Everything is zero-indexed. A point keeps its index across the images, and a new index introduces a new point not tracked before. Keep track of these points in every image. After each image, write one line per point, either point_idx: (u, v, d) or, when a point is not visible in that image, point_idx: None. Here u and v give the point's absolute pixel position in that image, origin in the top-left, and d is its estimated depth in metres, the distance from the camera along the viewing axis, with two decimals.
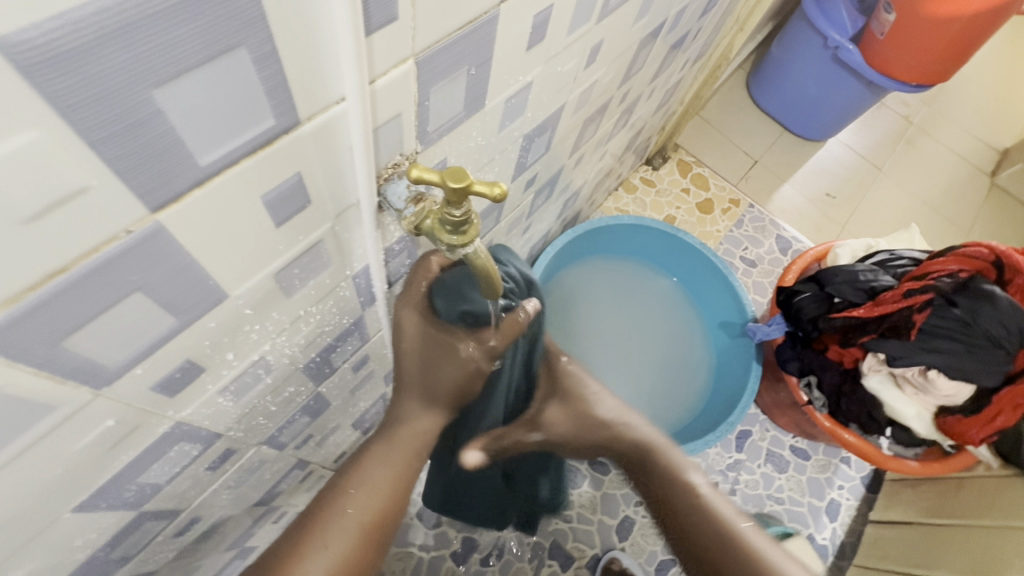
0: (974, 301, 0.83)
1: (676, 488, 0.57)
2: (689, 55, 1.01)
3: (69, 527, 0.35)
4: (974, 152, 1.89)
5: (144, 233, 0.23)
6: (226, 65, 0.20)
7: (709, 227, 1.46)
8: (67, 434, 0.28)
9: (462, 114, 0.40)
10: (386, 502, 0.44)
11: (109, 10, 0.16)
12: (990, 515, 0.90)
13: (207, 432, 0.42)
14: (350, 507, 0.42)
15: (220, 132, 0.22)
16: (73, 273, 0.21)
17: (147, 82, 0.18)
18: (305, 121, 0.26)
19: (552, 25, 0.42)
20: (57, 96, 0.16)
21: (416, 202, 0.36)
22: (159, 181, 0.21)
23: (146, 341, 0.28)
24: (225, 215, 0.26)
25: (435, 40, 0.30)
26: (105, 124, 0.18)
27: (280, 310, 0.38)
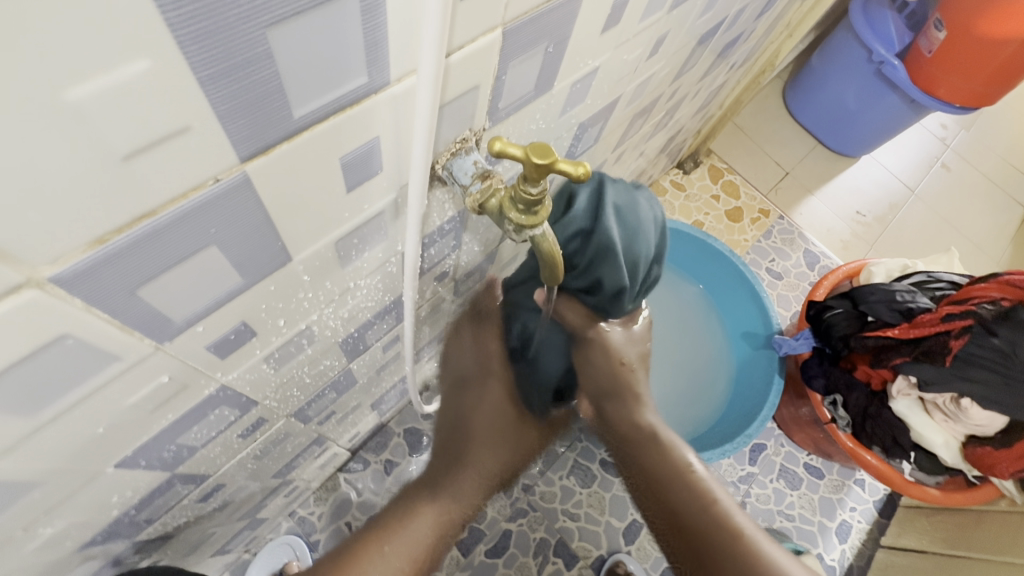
0: (1016, 331, 0.80)
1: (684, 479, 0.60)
2: (736, 59, 0.99)
3: (108, 483, 0.35)
4: (1010, 180, 1.85)
5: (229, 183, 0.22)
6: (336, 10, 0.19)
7: (737, 235, 1.44)
8: (124, 387, 0.28)
9: (531, 93, 0.38)
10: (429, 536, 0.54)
11: None
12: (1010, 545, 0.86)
13: (246, 399, 0.41)
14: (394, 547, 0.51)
15: (317, 83, 0.21)
16: (159, 219, 0.21)
17: (262, 20, 0.17)
18: (393, 83, 0.25)
19: (628, 9, 0.41)
20: (176, 25, 0.16)
21: (483, 178, 0.34)
22: (253, 129, 0.21)
23: (210, 299, 0.27)
24: (305, 173, 0.25)
25: (524, 11, 0.29)
26: (216, 62, 0.17)
27: (333, 280, 0.37)
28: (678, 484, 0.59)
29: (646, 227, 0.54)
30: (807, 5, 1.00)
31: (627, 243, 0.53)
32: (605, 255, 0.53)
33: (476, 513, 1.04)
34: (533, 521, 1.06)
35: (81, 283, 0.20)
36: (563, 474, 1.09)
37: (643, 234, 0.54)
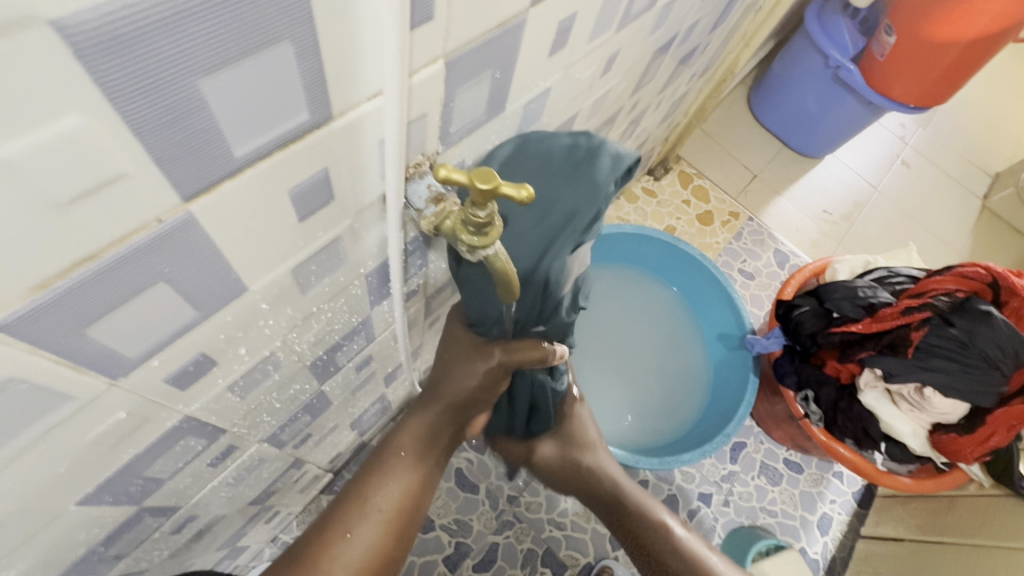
0: (972, 322, 0.83)
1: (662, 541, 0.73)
2: (696, 69, 1.02)
3: (72, 521, 0.35)
4: (967, 176, 1.92)
5: (175, 223, 0.22)
6: (269, 56, 0.20)
7: (708, 239, 1.47)
8: (79, 426, 0.28)
9: (483, 116, 0.40)
10: (401, 493, 0.50)
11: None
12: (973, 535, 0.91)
13: (212, 428, 0.41)
14: (376, 498, 0.49)
15: (255, 124, 0.22)
16: (105, 261, 0.21)
17: (193, 71, 0.18)
18: (337, 117, 0.26)
19: (574, 32, 0.42)
20: (106, 82, 0.16)
21: (437, 202, 0.35)
22: (194, 171, 0.21)
23: (164, 333, 0.28)
24: (253, 207, 0.26)
25: (466, 41, 0.31)
26: (149, 111, 0.18)
27: (294, 306, 0.37)
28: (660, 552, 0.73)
29: (560, 152, 0.47)
30: (761, 15, 1.04)
31: (542, 178, 0.46)
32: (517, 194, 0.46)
33: (462, 528, 1.04)
34: (520, 532, 1.06)
35: (28, 326, 0.21)
36: None
37: (556, 160, 0.47)
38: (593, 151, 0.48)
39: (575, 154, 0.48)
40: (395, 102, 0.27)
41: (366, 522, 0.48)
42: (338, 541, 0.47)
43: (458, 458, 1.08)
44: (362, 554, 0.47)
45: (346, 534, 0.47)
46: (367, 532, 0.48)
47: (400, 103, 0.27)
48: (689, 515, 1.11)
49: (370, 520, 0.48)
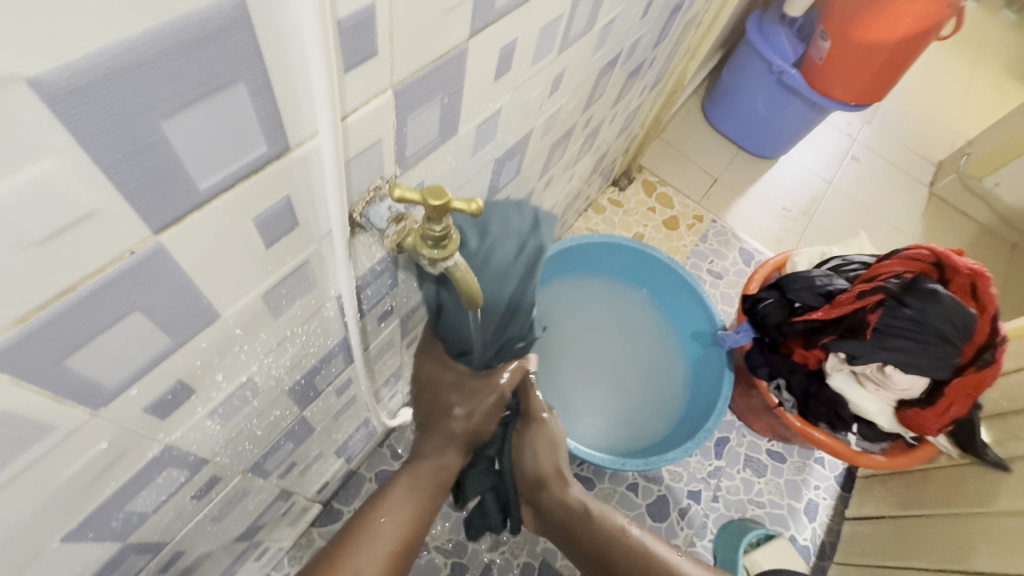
0: (922, 300, 0.88)
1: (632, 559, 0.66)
2: (647, 82, 1.08)
3: (56, 560, 0.35)
4: (913, 165, 2.03)
5: (145, 254, 0.24)
6: (225, 97, 0.23)
7: (675, 242, 1.53)
8: (59, 458, 0.29)
9: (436, 138, 0.42)
10: (405, 528, 0.57)
11: (127, 52, 0.18)
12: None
13: (194, 458, 0.42)
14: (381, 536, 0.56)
15: (217, 159, 0.24)
16: (81, 292, 0.23)
17: (155, 114, 0.20)
18: (293, 148, 0.28)
19: (516, 58, 0.46)
20: (75, 127, 0.18)
21: (398, 221, 0.39)
22: (162, 205, 0.23)
23: (142, 361, 0.29)
24: (221, 235, 0.28)
25: (412, 71, 0.33)
26: (117, 152, 0.20)
27: (267, 330, 0.39)
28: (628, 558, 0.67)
29: (513, 216, 0.56)
30: (702, 29, 1.11)
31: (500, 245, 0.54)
32: (493, 252, 0.53)
33: (456, 548, 1.04)
34: (514, 547, 1.06)
35: (11, 356, 0.22)
36: None
37: (513, 222, 0.56)
38: (537, 218, 0.58)
39: (524, 217, 0.57)
40: (329, 141, 0.29)
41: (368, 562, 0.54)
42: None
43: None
44: None
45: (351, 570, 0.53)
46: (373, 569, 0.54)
47: (335, 141, 0.29)
48: (680, 513, 1.13)
49: (376, 558, 0.54)
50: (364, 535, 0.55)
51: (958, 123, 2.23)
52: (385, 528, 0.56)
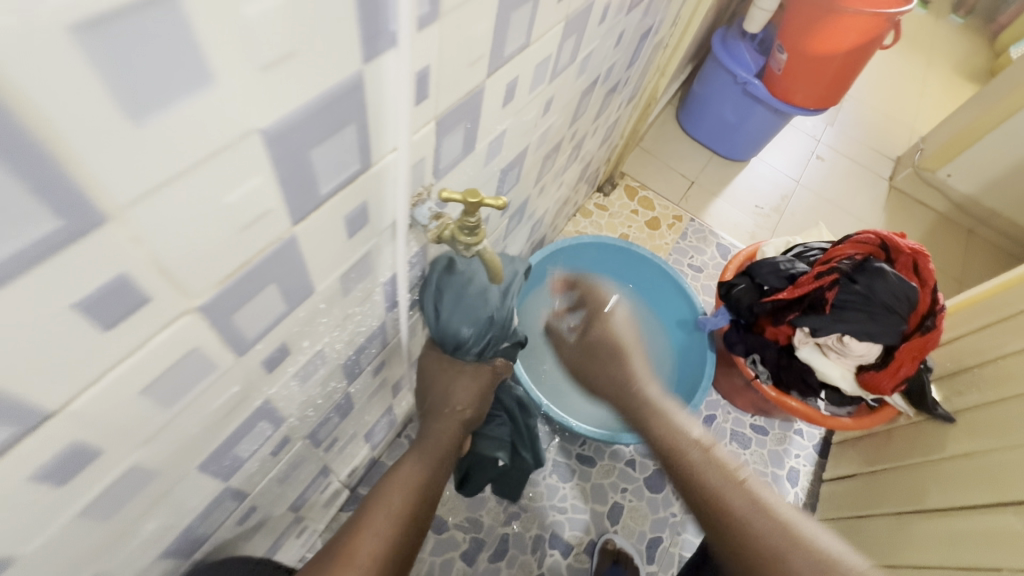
0: (870, 277, 1.02)
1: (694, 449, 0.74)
2: (624, 97, 1.21)
3: (189, 488, 0.45)
4: (874, 162, 2.20)
5: (285, 240, 0.36)
6: (344, 132, 0.34)
7: (658, 241, 1.66)
8: (212, 395, 0.39)
9: (460, 154, 0.54)
10: (419, 494, 0.59)
11: (306, 109, 0.30)
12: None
13: (278, 415, 0.53)
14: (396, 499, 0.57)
15: (332, 173, 0.36)
16: (251, 266, 0.34)
17: (309, 146, 0.32)
18: (373, 164, 0.40)
19: (518, 89, 0.58)
20: (276, 157, 0.30)
21: (437, 219, 0.50)
22: (300, 205, 0.35)
23: (268, 322, 0.40)
24: (325, 228, 0.39)
25: (448, 105, 0.45)
26: (289, 170, 0.32)
27: (338, 307, 0.50)
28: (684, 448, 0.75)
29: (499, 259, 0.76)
30: (669, 49, 1.25)
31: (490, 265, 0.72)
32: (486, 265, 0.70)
33: (473, 525, 1.14)
34: (526, 521, 1.16)
35: (211, 308, 0.33)
36: (547, 474, 1.22)
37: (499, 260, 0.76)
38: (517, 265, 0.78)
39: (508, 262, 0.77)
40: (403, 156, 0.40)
41: (383, 523, 0.55)
42: (366, 536, 0.54)
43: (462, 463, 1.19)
44: (382, 550, 0.53)
45: (368, 530, 0.54)
46: (390, 528, 0.55)
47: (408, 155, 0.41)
48: None
49: (391, 518, 0.55)
50: (380, 500, 0.57)
51: (913, 121, 2.41)
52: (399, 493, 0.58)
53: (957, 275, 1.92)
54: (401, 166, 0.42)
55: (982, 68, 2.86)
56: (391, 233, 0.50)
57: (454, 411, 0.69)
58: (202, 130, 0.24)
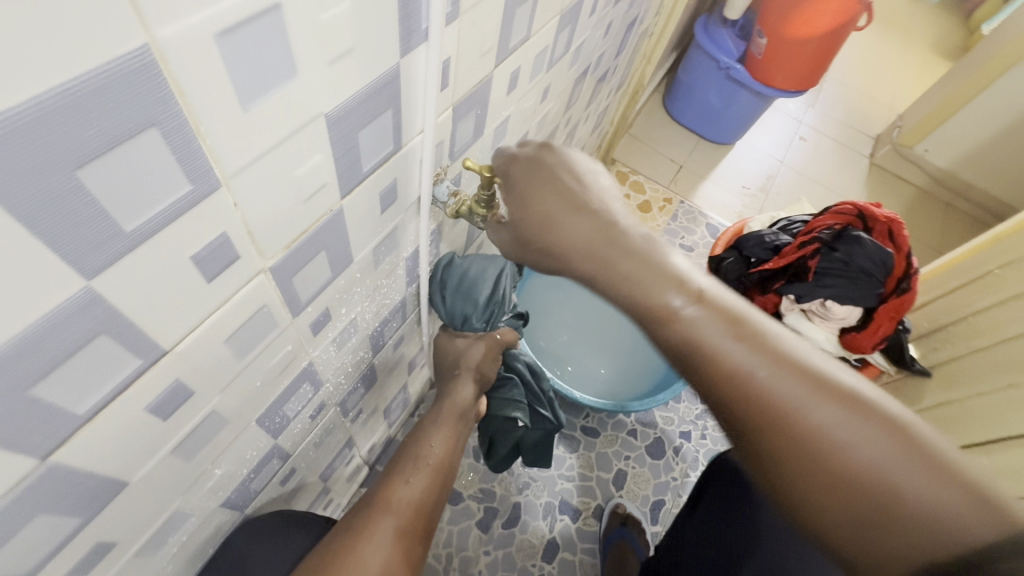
0: (849, 245, 1.09)
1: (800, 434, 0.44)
2: (613, 85, 1.27)
3: (248, 440, 0.51)
4: (855, 140, 2.27)
5: (335, 212, 0.42)
6: (383, 117, 0.40)
7: (650, 223, 1.73)
8: (271, 351, 0.45)
9: (471, 139, 0.60)
10: (444, 451, 0.65)
11: (356, 96, 0.36)
12: (1006, 425, 0.89)
13: (317, 379, 0.59)
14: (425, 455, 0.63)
15: (373, 153, 0.42)
16: (309, 233, 0.40)
17: (357, 128, 0.38)
18: (403, 146, 0.46)
19: (520, 78, 0.64)
20: (333, 137, 0.36)
21: (456, 195, 0.57)
22: (348, 181, 0.41)
23: (316, 287, 0.46)
24: (364, 203, 0.45)
25: (463, 93, 0.51)
26: (341, 150, 0.38)
27: (370, 278, 0.56)
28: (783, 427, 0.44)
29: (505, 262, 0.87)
30: (654, 38, 1.31)
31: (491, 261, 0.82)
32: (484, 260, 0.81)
33: (487, 495, 1.21)
34: (536, 489, 1.23)
35: (278, 270, 0.39)
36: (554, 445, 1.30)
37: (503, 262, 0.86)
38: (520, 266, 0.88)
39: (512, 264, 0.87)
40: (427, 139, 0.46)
41: (417, 474, 0.60)
42: (402, 484, 0.58)
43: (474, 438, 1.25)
44: (417, 494, 0.58)
45: (403, 479, 0.59)
46: (422, 477, 0.60)
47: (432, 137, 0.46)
48: (674, 451, 1.33)
49: (422, 469, 0.61)
50: (409, 457, 0.62)
51: (891, 100, 2.49)
52: (426, 451, 0.63)
53: (937, 245, 2.00)
54: (425, 149, 0.48)
55: (956, 46, 2.94)
56: (414, 211, 0.56)
57: (471, 377, 0.75)
58: (287, 113, 0.30)
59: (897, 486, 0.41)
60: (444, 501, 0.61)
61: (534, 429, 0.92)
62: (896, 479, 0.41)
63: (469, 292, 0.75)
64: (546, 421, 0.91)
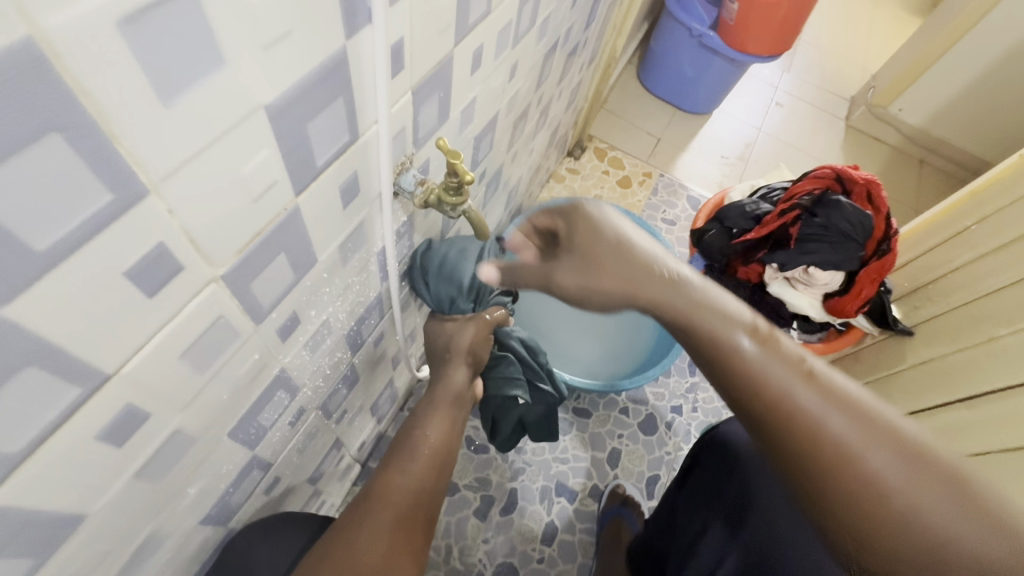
0: (828, 210, 1.09)
1: (852, 478, 0.44)
2: (584, 59, 1.24)
3: (223, 454, 0.49)
4: (830, 103, 2.26)
5: (290, 210, 0.39)
6: (334, 107, 0.38)
7: (631, 198, 1.71)
8: (237, 362, 0.43)
9: (436, 124, 0.57)
10: (440, 434, 0.64)
11: (299, 86, 0.33)
12: (986, 377, 0.90)
13: (293, 385, 0.57)
14: (423, 438, 0.62)
15: (326, 145, 0.39)
16: (262, 236, 0.37)
17: (305, 120, 0.35)
18: (360, 136, 0.43)
19: (483, 56, 0.61)
20: (277, 132, 0.33)
21: (422, 183, 0.54)
22: (300, 177, 0.38)
23: (280, 291, 0.44)
24: (323, 199, 0.43)
25: (422, 76, 0.48)
26: (288, 144, 0.35)
27: (340, 276, 0.54)
28: (836, 465, 0.44)
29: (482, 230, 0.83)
30: (624, 7, 1.27)
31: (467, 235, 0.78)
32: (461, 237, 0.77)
33: (483, 483, 1.20)
34: (531, 474, 1.23)
35: (232, 277, 0.36)
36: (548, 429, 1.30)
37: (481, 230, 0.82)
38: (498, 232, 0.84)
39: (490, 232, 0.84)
40: (384, 127, 0.44)
41: (414, 460, 0.59)
42: (398, 470, 0.57)
43: (467, 427, 1.25)
44: (415, 479, 0.57)
45: (401, 466, 0.58)
46: (421, 462, 0.59)
47: (389, 126, 0.44)
48: (666, 426, 1.34)
49: (420, 455, 0.60)
50: (407, 443, 0.61)
51: (865, 60, 2.48)
52: (425, 434, 0.62)
53: (913, 204, 2.02)
54: (386, 136, 0.46)
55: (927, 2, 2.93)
56: (382, 203, 0.53)
57: (455, 369, 0.74)
58: (218, 107, 0.28)
59: (937, 535, 0.41)
60: (444, 485, 0.60)
61: (535, 405, 0.90)
62: (959, 536, 0.40)
63: (451, 277, 0.73)
64: (546, 395, 0.88)
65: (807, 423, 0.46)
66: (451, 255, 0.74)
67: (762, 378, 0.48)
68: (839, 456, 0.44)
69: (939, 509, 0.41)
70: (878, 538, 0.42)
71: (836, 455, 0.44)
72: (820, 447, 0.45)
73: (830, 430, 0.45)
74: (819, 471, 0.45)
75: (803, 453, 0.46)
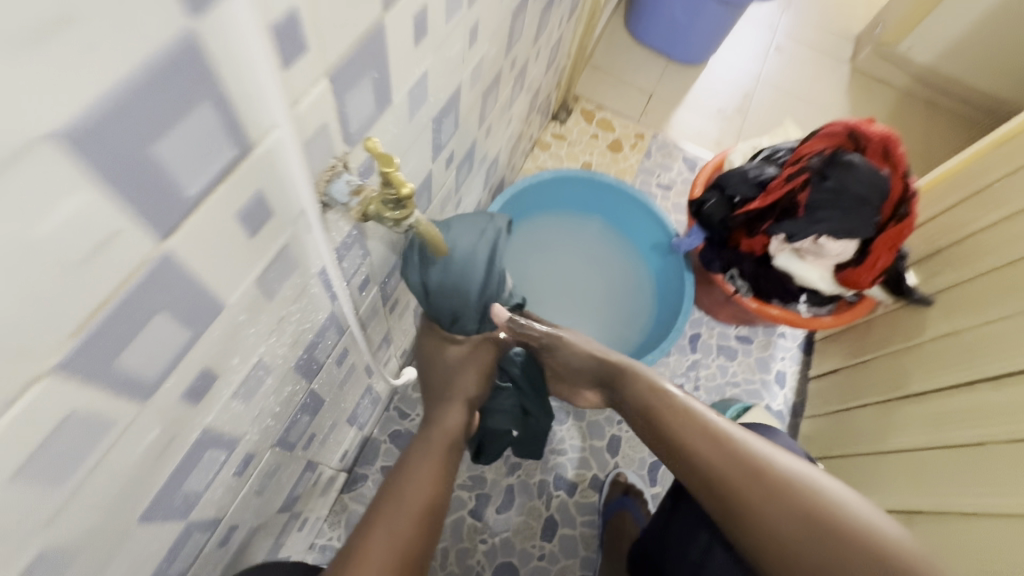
0: (840, 172, 0.98)
1: (767, 515, 0.63)
2: (564, 11, 1.09)
3: (139, 539, 0.41)
4: (834, 44, 2.09)
5: (158, 260, 0.29)
6: (196, 114, 0.27)
7: (623, 164, 1.58)
8: (125, 448, 0.34)
9: (374, 112, 0.46)
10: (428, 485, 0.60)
11: (118, 94, 0.22)
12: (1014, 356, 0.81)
13: (228, 438, 0.48)
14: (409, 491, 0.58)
15: (198, 168, 0.29)
16: (116, 302, 0.27)
17: (147, 141, 0.25)
18: (255, 146, 0.32)
19: (430, 21, 0.49)
20: (95, 164, 0.23)
21: (358, 192, 0.43)
22: (163, 215, 0.28)
23: (171, 355, 0.34)
24: (213, 234, 0.32)
25: (340, 55, 0.37)
26: (124, 176, 0.24)
27: (267, 312, 0.44)
28: (754, 502, 0.64)
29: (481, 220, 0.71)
30: None
31: (465, 232, 0.69)
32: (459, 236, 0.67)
33: (477, 482, 1.15)
34: (528, 469, 1.17)
35: (76, 362, 0.27)
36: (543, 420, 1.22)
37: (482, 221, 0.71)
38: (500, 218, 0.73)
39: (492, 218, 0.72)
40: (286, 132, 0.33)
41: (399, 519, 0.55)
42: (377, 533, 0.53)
43: None
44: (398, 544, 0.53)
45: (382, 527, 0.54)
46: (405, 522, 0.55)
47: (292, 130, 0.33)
48: None
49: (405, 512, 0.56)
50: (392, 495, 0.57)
51: None
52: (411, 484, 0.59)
53: (923, 151, 1.89)
54: (292, 140, 0.35)
55: None
56: (309, 218, 0.43)
57: None
58: None
59: (835, 551, 0.59)
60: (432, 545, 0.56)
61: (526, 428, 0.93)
62: (852, 556, 0.59)
63: (452, 292, 0.68)
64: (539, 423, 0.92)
65: (745, 475, 0.65)
66: (449, 264, 0.66)
67: (702, 437, 0.69)
68: (763, 497, 0.64)
69: (828, 531, 0.61)
70: (778, 551, 0.62)
71: (752, 495, 0.64)
72: (746, 493, 0.65)
73: (756, 478, 0.65)
74: (742, 507, 0.65)
75: (732, 495, 0.65)
